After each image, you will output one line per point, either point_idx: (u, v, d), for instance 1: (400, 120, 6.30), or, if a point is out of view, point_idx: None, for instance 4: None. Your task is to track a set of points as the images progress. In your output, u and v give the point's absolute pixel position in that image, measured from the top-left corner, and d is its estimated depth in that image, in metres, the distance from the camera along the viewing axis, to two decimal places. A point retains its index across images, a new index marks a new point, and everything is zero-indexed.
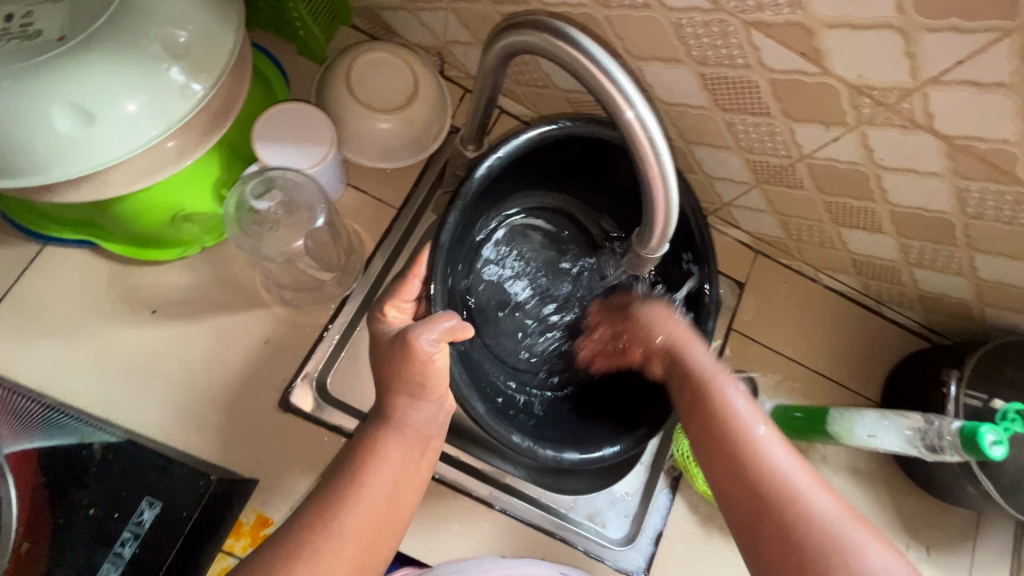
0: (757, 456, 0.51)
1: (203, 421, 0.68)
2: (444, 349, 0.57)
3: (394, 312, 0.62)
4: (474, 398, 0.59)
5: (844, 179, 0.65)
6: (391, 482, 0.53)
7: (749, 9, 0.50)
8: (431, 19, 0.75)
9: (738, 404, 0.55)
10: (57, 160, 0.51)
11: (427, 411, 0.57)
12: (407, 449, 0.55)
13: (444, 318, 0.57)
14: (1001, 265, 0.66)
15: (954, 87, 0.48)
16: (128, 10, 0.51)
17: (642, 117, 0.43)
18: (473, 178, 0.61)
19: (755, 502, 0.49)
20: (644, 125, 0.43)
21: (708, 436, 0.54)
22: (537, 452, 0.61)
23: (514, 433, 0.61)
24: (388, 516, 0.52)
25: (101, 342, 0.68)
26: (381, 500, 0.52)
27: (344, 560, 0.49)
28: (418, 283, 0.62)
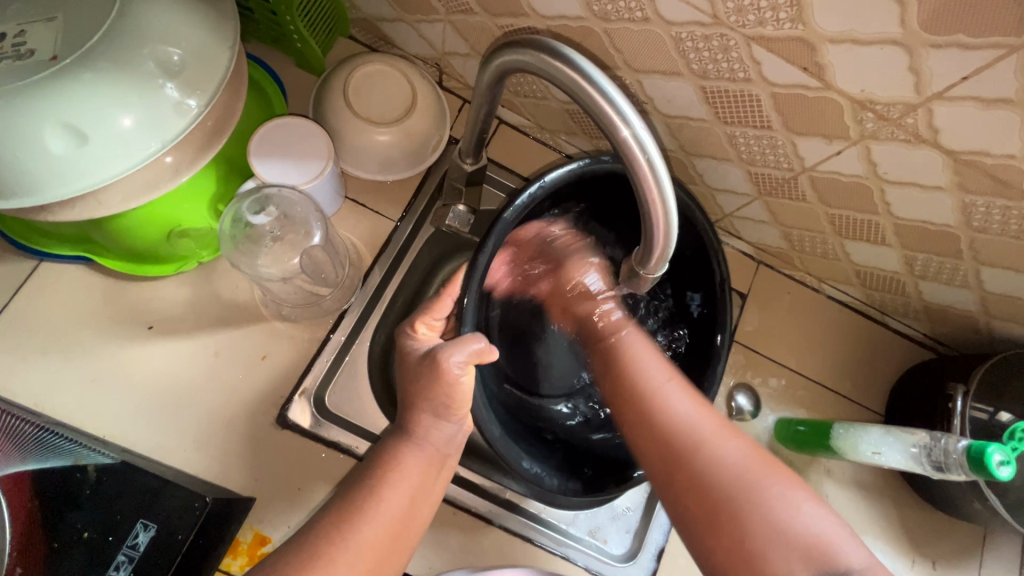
0: (665, 411, 0.57)
1: (199, 439, 0.67)
2: (471, 371, 0.55)
3: (424, 330, 0.61)
4: (491, 424, 0.58)
5: (847, 192, 0.64)
6: (406, 499, 0.53)
7: (749, 23, 0.50)
8: (429, 31, 0.74)
9: (653, 368, 0.61)
10: (51, 179, 0.50)
11: (447, 429, 0.56)
12: (424, 466, 0.55)
13: (473, 340, 0.55)
14: (1008, 279, 0.65)
15: (958, 103, 0.47)
16: (122, 28, 0.50)
17: (639, 136, 0.42)
18: (513, 207, 0.58)
19: (666, 449, 0.55)
20: (642, 145, 0.42)
21: (626, 396, 0.60)
22: (545, 480, 0.61)
23: (525, 460, 0.61)
24: (401, 533, 0.52)
25: (96, 359, 0.68)
26: (394, 517, 0.52)
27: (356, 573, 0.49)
28: (450, 302, 0.62)
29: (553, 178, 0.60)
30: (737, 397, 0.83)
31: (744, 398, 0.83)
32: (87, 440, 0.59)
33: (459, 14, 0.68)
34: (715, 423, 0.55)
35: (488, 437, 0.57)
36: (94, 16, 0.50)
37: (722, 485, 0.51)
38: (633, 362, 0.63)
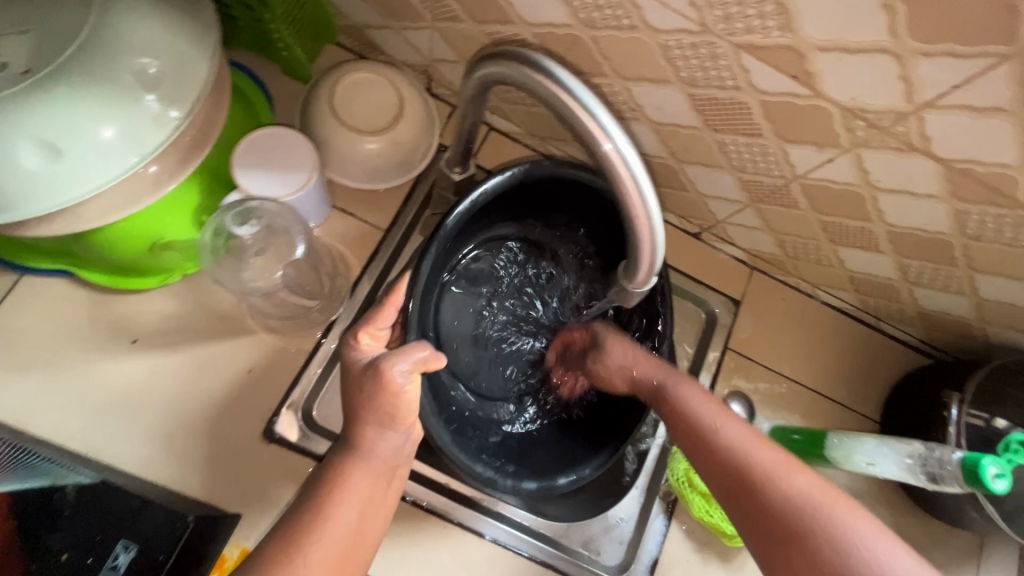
0: (728, 449, 0.54)
1: (185, 454, 0.66)
2: (417, 380, 0.55)
3: (367, 340, 0.59)
4: (439, 428, 0.59)
5: (840, 200, 0.63)
6: (356, 513, 0.52)
7: (738, 31, 0.49)
8: (416, 38, 0.73)
9: (701, 406, 0.59)
10: (27, 195, 0.49)
11: (393, 441, 0.55)
12: (375, 479, 0.54)
13: (418, 348, 0.55)
14: (1003, 286, 0.65)
15: (950, 112, 0.46)
16: (98, 40, 0.49)
17: (623, 151, 0.42)
18: (453, 215, 0.60)
19: (740, 491, 0.52)
20: (625, 159, 0.42)
21: (683, 439, 0.58)
22: (497, 481, 0.62)
23: (475, 462, 0.61)
24: (354, 548, 0.51)
25: (79, 373, 0.67)
26: (344, 534, 0.51)
27: None
28: (393, 311, 0.60)
29: (497, 183, 0.63)
30: (731, 405, 0.82)
31: (738, 406, 0.82)
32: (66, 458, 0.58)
33: (445, 21, 0.67)
34: (779, 456, 0.53)
35: (438, 444, 0.58)
36: (70, 27, 0.49)
37: (809, 525, 0.48)
38: (679, 403, 0.60)
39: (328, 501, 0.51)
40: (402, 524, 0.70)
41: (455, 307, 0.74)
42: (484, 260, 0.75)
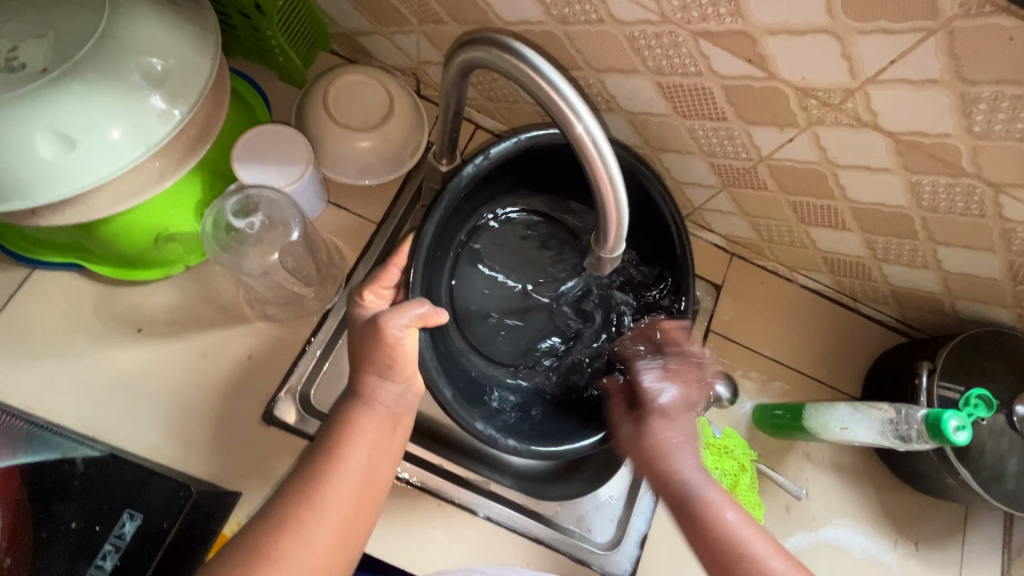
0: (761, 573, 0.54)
1: (188, 438, 0.69)
2: (413, 334, 0.58)
3: (371, 298, 0.64)
4: (441, 384, 0.60)
5: (805, 179, 0.67)
6: (366, 457, 0.57)
7: (694, 19, 0.53)
8: (404, 42, 0.78)
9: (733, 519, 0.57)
10: (42, 184, 0.53)
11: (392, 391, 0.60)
12: (378, 426, 0.59)
13: (416, 305, 0.58)
14: (964, 257, 0.68)
15: (892, 86, 0.51)
16: (108, 40, 0.54)
17: (591, 131, 0.45)
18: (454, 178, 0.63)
19: None
20: (592, 135, 0.45)
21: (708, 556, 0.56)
22: (500, 440, 0.62)
23: (478, 420, 0.62)
24: (366, 488, 0.57)
25: (86, 361, 0.70)
26: (358, 476, 0.56)
27: (331, 526, 0.54)
28: (396, 272, 0.65)
29: (498, 151, 0.66)
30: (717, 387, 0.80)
31: (723, 387, 0.80)
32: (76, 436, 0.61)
33: (430, 24, 0.72)
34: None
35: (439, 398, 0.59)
36: (82, 32, 0.54)
37: None
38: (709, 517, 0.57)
39: (338, 449, 0.56)
40: (395, 503, 0.73)
41: (479, 274, 0.78)
42: (509, 230, 0.80)
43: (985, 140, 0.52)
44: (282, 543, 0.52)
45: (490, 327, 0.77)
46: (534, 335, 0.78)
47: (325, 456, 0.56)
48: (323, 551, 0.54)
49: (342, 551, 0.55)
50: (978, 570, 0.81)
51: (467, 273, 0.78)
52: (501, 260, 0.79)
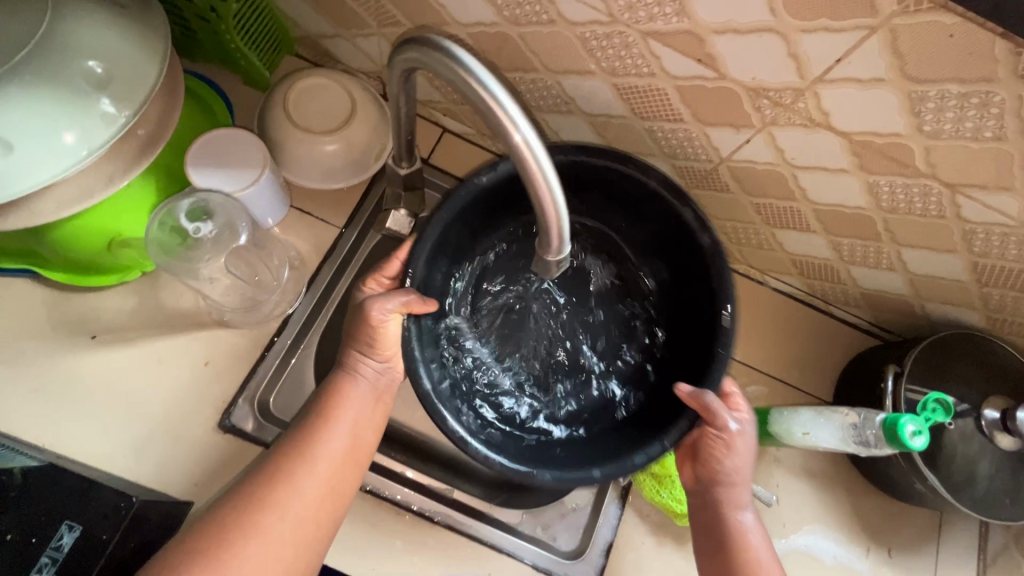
0: None
1: (142, 446, 0.68)
2: (396, 318, 0.58)
3: (375, 286, 0.62)
4: (421, 373, 0.56)
5: (765, 180, 0.66)
6: (352, 424, 0.60)
7: (641, 20, 0.53)
8: (366, 44, 0.77)
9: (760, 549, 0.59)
10: None
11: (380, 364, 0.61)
12: (363, 398, 0.61)
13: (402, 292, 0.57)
14: (928, 258, 0.67)
15: (840, 85, 0.50)
16: (48, 45, 0.54)
17: (528, 138, 0.43)
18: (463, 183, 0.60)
19: None
20: (527, 141, 0.43)
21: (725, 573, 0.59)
22: (470, 444, 0.55)
23: (451, 417, 0.56)
24: (353, 453, 0.59)
25: (39, 369, 0.69)
26: (344, 440, 0.59)
27: (319, 483, 0.57)
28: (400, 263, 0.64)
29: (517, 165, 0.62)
30: None
31: None
32: (21, 447, 0.60)
33: (389, 26, 0.71)
34: None
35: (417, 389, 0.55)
36: (19, 30, 0.53)
37: None
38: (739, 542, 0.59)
39: (328, 414, 0.59)
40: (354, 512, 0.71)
41: (503, 297, 0.74)
42: None
43: (936, 139, 0.51)
44: (271, 495, 0.55)
45: (509, 347, 0.73)
46: (551, 361, 0.73)
47: (316, 419, 0.59)
48: (311, 507, 0.56)
49: (329, 508, 0.57)
50: None
51: (492, 291, 0.74)
52: (530, 284, 0.75)
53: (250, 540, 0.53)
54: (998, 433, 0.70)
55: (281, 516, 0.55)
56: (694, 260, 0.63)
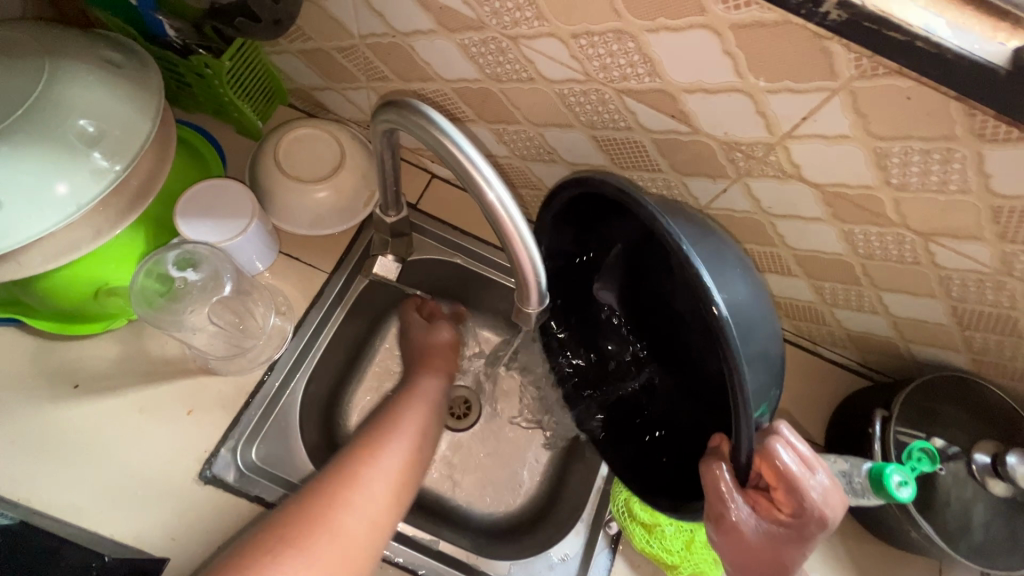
0: None
1: (119, 500, 0.66)
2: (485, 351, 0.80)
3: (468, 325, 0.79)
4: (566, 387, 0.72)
5: (743, 227, 0.68)
6: (414, 429, 0.75)
7: (616, 79, 0.55)
8: (355, 96, 0.80)
9: None
10: None
11: (441, 388, 0.81)
12: (421, 410, 0.77)
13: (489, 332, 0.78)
14: (909, 302, 0.68)
15: (807, 140, 0.51)
16: (43, 107, 0.56)
17: (503, 198, 0.45)
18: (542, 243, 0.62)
19: None
20: (504, 204, 0.45)
21: None
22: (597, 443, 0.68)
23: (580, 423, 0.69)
24: (412, 459, 0.72)
25: (16, 419, 0.67)
26: (410, 443, 0.73)
27: (389, 479, 0.68)
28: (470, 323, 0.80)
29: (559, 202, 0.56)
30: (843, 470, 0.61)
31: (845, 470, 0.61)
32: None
33: (377, 80, 0.74)
34: None
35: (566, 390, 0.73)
36: (15, 95, 0.55)
37: None
38: None
39: (399, 418, 0.75)
40: None
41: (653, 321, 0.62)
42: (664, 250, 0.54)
43: (904, 191, 0.52)
44: (346, 484, 0.65)
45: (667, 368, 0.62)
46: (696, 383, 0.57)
47: (386, 426, 0.73)
48: (401, 468, 0.70)
49: (392, 503, 0.67)
50: None
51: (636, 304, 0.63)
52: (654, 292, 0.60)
53: (358, 487, 0.65)
54: (990, 479, 0.69)
55: (353, 508, 0.63)
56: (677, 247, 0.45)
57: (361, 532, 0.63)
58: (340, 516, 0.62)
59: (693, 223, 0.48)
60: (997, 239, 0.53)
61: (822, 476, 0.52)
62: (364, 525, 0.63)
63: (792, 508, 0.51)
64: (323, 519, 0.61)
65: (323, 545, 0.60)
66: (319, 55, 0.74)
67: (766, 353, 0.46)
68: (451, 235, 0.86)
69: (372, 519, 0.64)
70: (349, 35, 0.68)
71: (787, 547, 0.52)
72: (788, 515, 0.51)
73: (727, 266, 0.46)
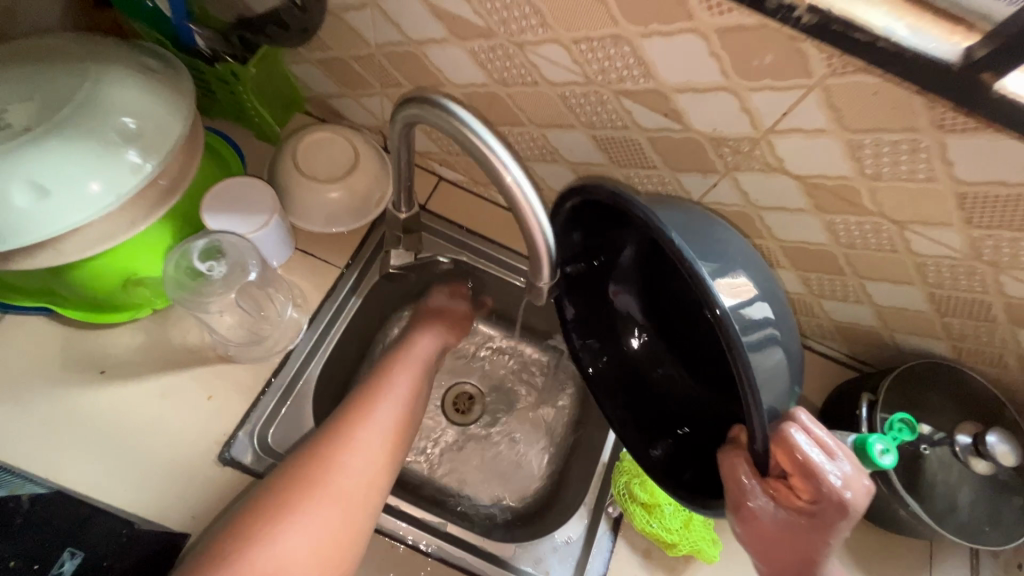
0: None
1: (142, 479, 0.69)
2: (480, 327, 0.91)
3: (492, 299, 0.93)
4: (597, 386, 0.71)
5: (732, 221, 0.72)
6: (406, 390, 0.78)
7: (613, 81, 0.60)
8: (369, 103, 0.85)
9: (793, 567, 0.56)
10: (11, 228, 0.57)
11: (432, 349, 0.86)
12: (410, 370, 0.81)
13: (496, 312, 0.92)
14: (890, 290, 0.72)
15: (788, 134, 0.56)
16: (88, 106, 0.60)
17: (519, 180, 0.50)
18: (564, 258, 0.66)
19: None
20: (521, 187, 0.50)
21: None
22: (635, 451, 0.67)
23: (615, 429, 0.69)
24: (404, 420, 0.75)
25: (45, 402, 0.70)
26: (402, 403, 0.76)
27: (383, 438, 0.72)
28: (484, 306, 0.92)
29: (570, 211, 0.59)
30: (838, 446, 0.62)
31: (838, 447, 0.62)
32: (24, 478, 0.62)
33: (391, 87, 0.79)
34: None
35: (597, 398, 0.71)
36: (64, 97, 0.60)
37: None
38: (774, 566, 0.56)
39: (390, 376, 0.78)
40: None
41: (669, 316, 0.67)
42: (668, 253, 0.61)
43: (878, 181, 0.57)
44: (341, 442, 0.69)
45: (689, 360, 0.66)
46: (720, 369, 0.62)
47: (377, 386, 0.77)
48: (391, 430, 0.73)
49: (388, 461, 0.71)
50: None
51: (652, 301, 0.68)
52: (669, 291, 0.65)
53: (350, 451, 0.68)
54: (973, 458, 0.73)
55: (348, 465, 0.67)
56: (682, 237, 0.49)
57: (359, 493, 0.66)
58: (335, 479, 0.66)
59: (688, 222, 0.51)
60: (965, 225, 0.58)
61: (843, 464, 0.53)
62: (360, 486, 0.67)
63: (811, 494, 0.52)
64: (319, 484, 0.65)
65: (323, 502, 0.64)
66: (337, 64, 0.80)
67: (780, 350, 0.50)
68: (458, 234, 0.91)
69: (368, 480, 0.68)
70: (366, 44, 0.73)
71: (807, 534, 0.53)
72: (808, 501, 0.53)
73: (727, 258, 0.50)
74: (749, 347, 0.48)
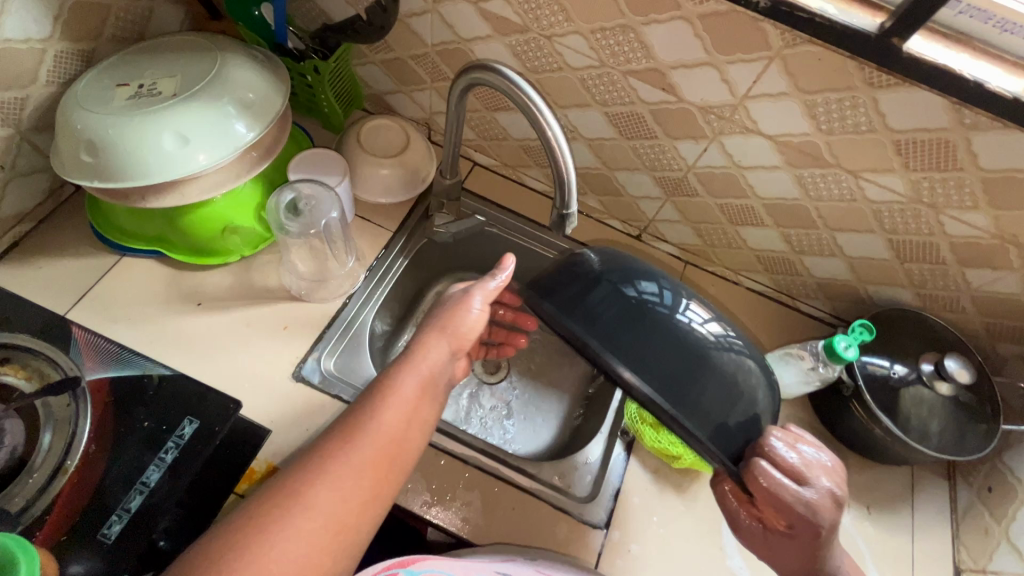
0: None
1: (232, 388, 0.83)
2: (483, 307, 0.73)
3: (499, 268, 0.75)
4: None
5: (722, 183, 0.87)
6: (402, 414, 0.62)
7: (622, 63, 0.77)
8: (420, 97, 1.03)
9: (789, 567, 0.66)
10: (158, 165, 0.74)
11: (446, 356, 0.69)
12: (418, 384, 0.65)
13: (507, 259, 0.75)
14: (858, 240, 0.85)
15: (760, 99, 0.73)
16: (218, 80, 0.78)
17: (557, 134, 0.66)
18: None
19: None
20: (556, 139, 0.66)
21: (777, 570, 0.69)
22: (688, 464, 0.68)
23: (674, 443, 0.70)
24: (397, 445, 0.60)
25: (153, 326, 0.85)
26: (399, 422, 0.61)
27: (368, 463, 0.57)
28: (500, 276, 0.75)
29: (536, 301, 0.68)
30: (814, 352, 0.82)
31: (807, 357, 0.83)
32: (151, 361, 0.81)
33: (440, 80, 0.97)
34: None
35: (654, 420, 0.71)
36: (200, 74, 0.79)
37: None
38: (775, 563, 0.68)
39: (387, 392, 0.62)
40: None
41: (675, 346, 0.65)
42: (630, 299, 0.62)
43: (832, 135, 0.72)
44: (317, 469, 0.55)
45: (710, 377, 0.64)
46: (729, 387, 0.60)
47: (373, 400, 0.62)
48: (376, 463, 0.58)
49: (372, 490, 0.57)
50: (928, 532, 0.89)
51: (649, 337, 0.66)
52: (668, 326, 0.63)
53: (318, 482, 0.54)
54: (936, 381, 0.83)
55: (315, 501, 0.53)
56: (615, 308, 0.61)
57: (323, 535, 0.52)
58: (293, 518, 0.52)
59: (614, 292, 0.62)
60: (905, 169, 0.73)
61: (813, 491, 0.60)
62: (327, 527, 0.53)
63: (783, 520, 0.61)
64: (270, 522, 0.51)
65: (277, 535, 0.51)
66: (396, 63, 0.99)
67: (739, 362, 0.60)
68: (489, 208, 1.06)
69: (339, 518, 0.54)
70: (424, 44, 0.92)
71: (792, 546, 0.63)
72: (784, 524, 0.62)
73: (660, 306, 0.61)
74: (685, 381, 0.58)
